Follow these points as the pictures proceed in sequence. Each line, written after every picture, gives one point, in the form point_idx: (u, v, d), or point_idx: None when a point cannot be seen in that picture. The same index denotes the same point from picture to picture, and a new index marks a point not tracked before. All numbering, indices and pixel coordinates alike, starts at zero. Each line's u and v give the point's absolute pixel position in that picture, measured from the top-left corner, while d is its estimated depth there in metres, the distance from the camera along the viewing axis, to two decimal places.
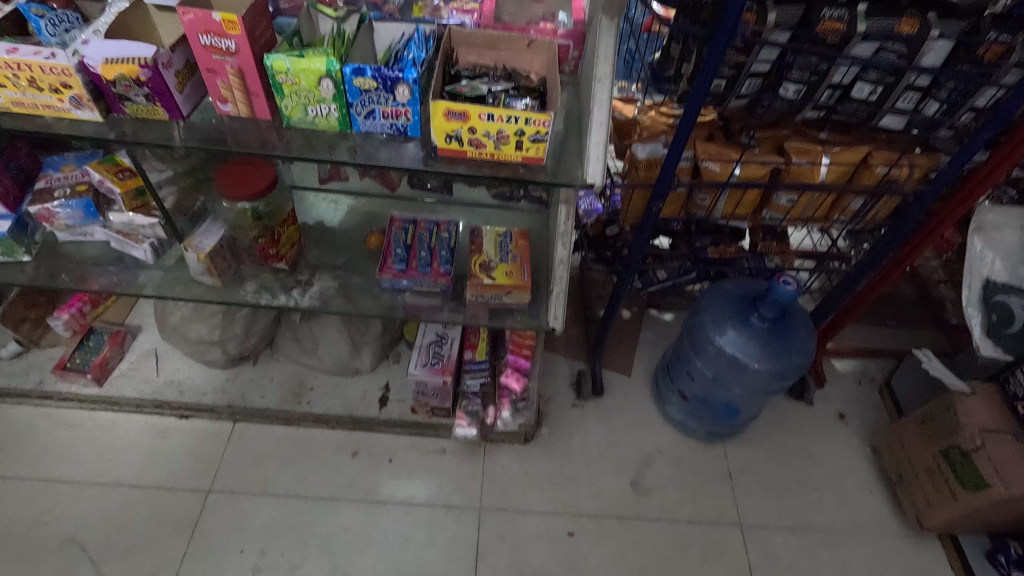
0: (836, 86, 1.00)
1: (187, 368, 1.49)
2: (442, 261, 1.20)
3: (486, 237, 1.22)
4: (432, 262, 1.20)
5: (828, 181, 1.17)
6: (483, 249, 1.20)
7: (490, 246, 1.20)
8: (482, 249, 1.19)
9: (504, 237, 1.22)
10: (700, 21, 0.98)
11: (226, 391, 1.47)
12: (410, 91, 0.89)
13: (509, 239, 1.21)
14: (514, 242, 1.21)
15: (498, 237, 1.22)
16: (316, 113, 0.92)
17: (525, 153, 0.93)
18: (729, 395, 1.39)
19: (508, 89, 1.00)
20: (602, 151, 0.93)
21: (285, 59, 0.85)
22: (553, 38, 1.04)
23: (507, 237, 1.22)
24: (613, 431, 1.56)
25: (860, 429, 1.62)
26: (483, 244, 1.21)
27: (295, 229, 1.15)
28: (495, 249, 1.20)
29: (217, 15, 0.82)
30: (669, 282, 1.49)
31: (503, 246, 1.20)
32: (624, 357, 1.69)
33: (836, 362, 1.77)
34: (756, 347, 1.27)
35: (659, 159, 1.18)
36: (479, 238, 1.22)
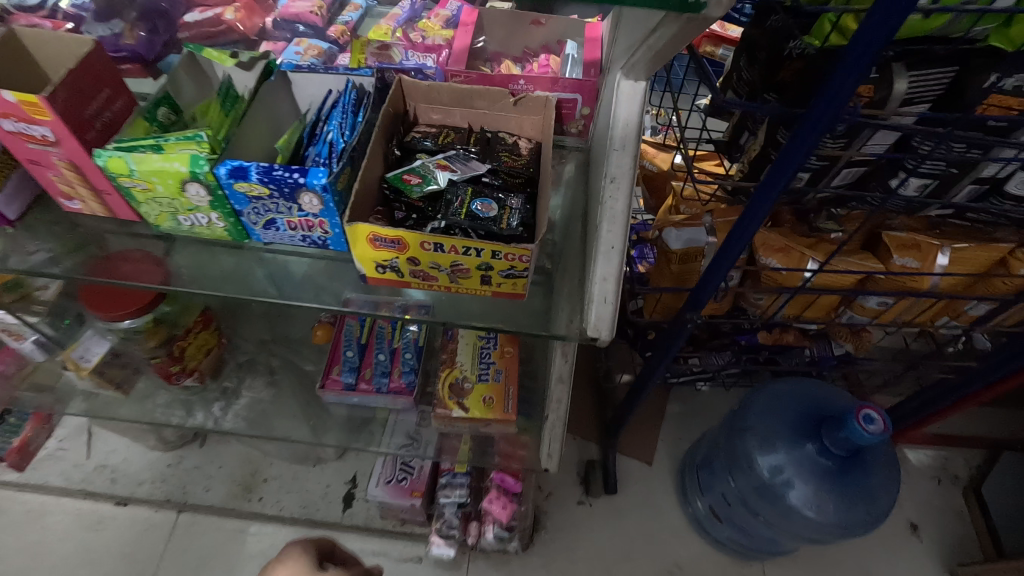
0: (983, 179, 0.65)
1: (125, 449, 1.28)
2: (405, 373, 0.93)
3: (462, 343, 0.93)
4: (391, 375, 0.93)
5: (941, 289, 0.84)
6: (456, 360, 0.92)
7: (465, 356, 0.92)
8: (455, 361, 0.92)
9: (486, 344, 0.93)
10: (776, 78, 0.64)
11: (165, 481, 1.25)
12: (321, 200, 0.59)
13: (491, 347, 0.93)
14: (498, 349, 0.93)
15: (477, 342, 0.93)
16: (192, 223, 0.64)
17: (497, 287, 0.63)
18: (771, 530, 1.10)
19: (484, 176, 0.69)
20: (614, 291, 0.61)
21: (125, 158, 0.56)
22: (551, 90, 0.72)
23: (490, 342, 0.93)
24: (626, 539, 1.28)
25: (940, 547, 1.29)
26: (457, 353, 0.93)
27: (210, 334, 0.88)
28: (472, 360, 0.92)
29: (11, 94, 0.53)
30: (706, 374, 1.17)
31: (483, 355, 0.92)
32: (644, 440, 1.39)
33: (909, 452, 1.41)
34: (814, 489, 0.96)
35: (699, 250, 0.86)
36: (453, 343, 0.94)
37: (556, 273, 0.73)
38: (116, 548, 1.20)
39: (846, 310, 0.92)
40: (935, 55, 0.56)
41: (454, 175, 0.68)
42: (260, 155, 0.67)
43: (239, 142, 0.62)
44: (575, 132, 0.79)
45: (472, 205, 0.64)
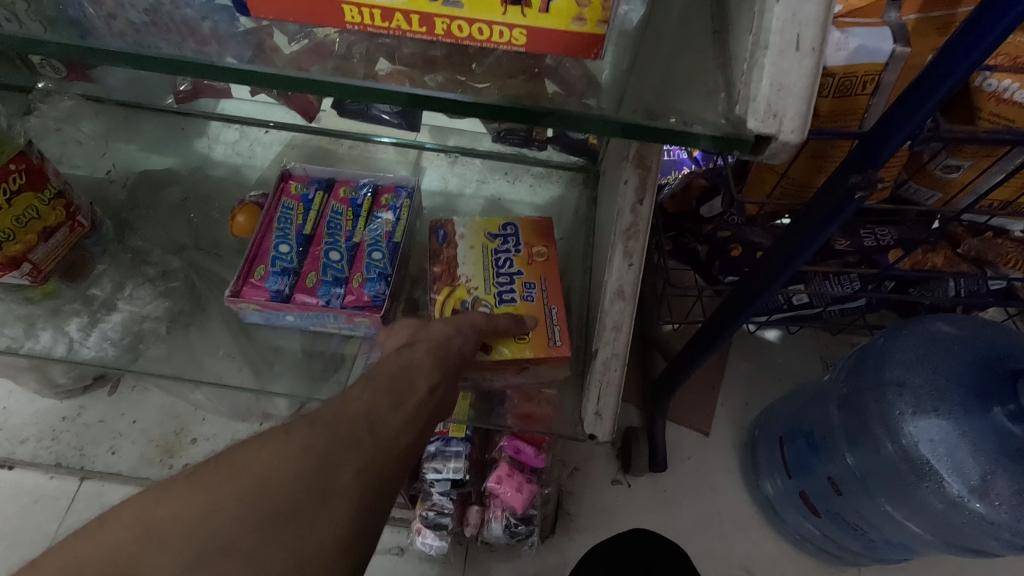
0: None
1: (7, 397, 0.96)
2: (372, 281, 0.58)
3: (467, 249, 0.61)
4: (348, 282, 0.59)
5: None
6: (458, 275, 0.59)
7: (474, 265, 0.60)
8: (457, 276, 0.59)
9: (504, 247, 0.61)
10: None
11: (57, 440, 0.93)
12: None
13: (511, 250, 0.61)
14: (522, 252, 0.61)
15: (489, 244, 0.62)
16: None
17: (533, 15, 0.31)
18: (905, 534, 0.76)
19: None
20: (817, 20, 0.26)
21: None
22: None
23: (509, 242, 0.62)
24: (678, 532, 0.96)
25: None
26: (458, 262, 0.60)
27: (48, 215, 0.55)
28: (485, 270, 0.60)
29: None
30: (810, 309, 0.83)
31: (501, 262, 0.60)
32: (700, 405, 1.06)
33: None
34: (1008, 477, 0.62)
35: (875, 68, 0.49)
36: (449, 249, 0.61)
37: (646, 67, 0.38)
38: None
39: None
40: None
41: None
42: None
43: None
44: None
45: None
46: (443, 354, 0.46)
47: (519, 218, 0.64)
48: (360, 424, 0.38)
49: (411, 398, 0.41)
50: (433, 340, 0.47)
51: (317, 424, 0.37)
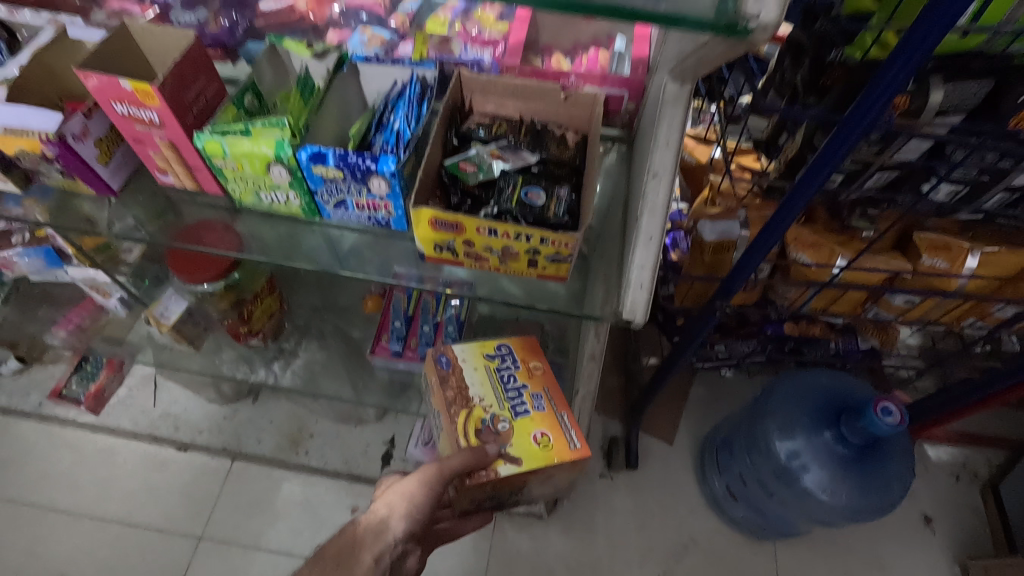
0: (1014, 188, 0.67)
1: (186, 400, 1.40)
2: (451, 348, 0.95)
3: (473, 371, 0.83)
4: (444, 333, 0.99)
5: (968, 291, 0.86)
6: (473, 396, 0.81)
7: (485, 388, 0.82)
8: (471, 398, 0.81)
9: (503, 364, 0.85)
10: (819, 89, 0.67)
11: (221, 431, 1.37)
12: (389, 185, 0.65)
13: (511, 367, 0.85)
14: (521, 368, 0.85)
15: (490, 364, 0.85)
16: (271, 200, 0.71)
17: (542, 271, 0.69)
18: (785, 512, 1.15)
19: (531, 167, 0.73)
20: (649, 279, 0.67)
21: (219, 140, 0.63)
22: (599, 88, 0.76)
23: (506, 361, 0.86)
24: (644, 510, 1.36)
25: (949, 540, 1.35)
26: (468, 385, 0.82)
27: (272, 300, 0.98)
28: (494, 390, 0.82)
29: (126, 82, 0.60)
30: (731, 360, 1.22)
31: (506, 380, 0.83)
32: (667, 421, 1.45)
33: (929, 448, 1.45)
34: (831, 475, 1.01)
35: (732, 242, 0.89)
36: (455, 374, 0.83)
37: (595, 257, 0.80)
38: (179, 487, 1.33)
39: (873, 306, 0.95)
40: (970, 69, 0.57)
41: (506, 165, 0.72)
42: (332, 142, 0.73)
43: (315, 128, 0.69)
44: (620, 125, 0.83)
45: (522, 194, 0.68)
46: (383, 529, 0.76)
47: (507, 339, 0.88)
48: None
49: (354, 565, 0.74)
50: (388, 514, 0.77)
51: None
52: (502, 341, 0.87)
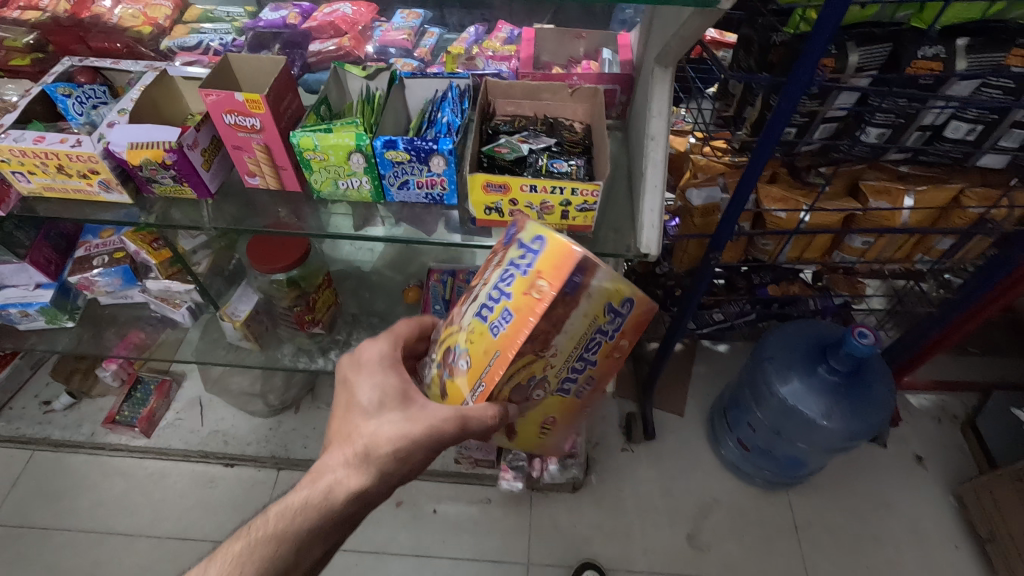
0: (926, 127, 0.87)
1: (231, 417, 1.49)
2: (524, 252, 0.62)
3: (580, 317, 0.61)
4: (521, 252, 0.62)
5: (912, 224, 1.05)
6: (551, 347, 0.62)
7: (569, 341, 0.63)
8: (545, 348, 0.62)
9: (608, 326, 0.64)
10: (768, 63, 0.86)
11: (269, 441, 1.46)
12: (446, 162, 0.82)
13: (606, 337, 0.65)
14: (613, 342, 0.66)
15: (602, 316, 0.62)
16: (347, 186, 0.87)
17: (572, 222, 0.85)
18: (793, 450, 1.29)
19: (551, 146, 0.91)
20: (658, 221, 0.84)
21: (312, 136, 0.79)
22: (597, 84, 0.96)
23: (612, 323, 0.64)
24: (666, 477, 1.47)
25: (942, 475, 1.48)
26: (559, 332, 0.61)
27: (331, 293, 1.11)
28: (573, 351, 0.64)
29: (240, 95, 0.77)
30: (727, 323, 1.39)
31: (593, 346, 0.65)
32: (676, 396, 1.59)
33: (911, 397, 1.61)
34: (826, 402, 1.17)
35: (716, 205, 1.08)
36: (562, 304, 0.60)
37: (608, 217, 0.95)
38: (230, 500, 1.39)
39: (838, 251, 1.13)
40: (874, 35, 0.79)
41: (532, 146, 0.90)
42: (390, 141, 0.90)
43: (381, 127, 0.86)
44: (615, 116, 1.02)
45: (551, 165, 0.86)
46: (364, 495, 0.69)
47: (638, 293, 0.63)
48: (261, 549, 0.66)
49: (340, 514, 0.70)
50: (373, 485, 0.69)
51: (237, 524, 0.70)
52: (628, 298, 0.62)
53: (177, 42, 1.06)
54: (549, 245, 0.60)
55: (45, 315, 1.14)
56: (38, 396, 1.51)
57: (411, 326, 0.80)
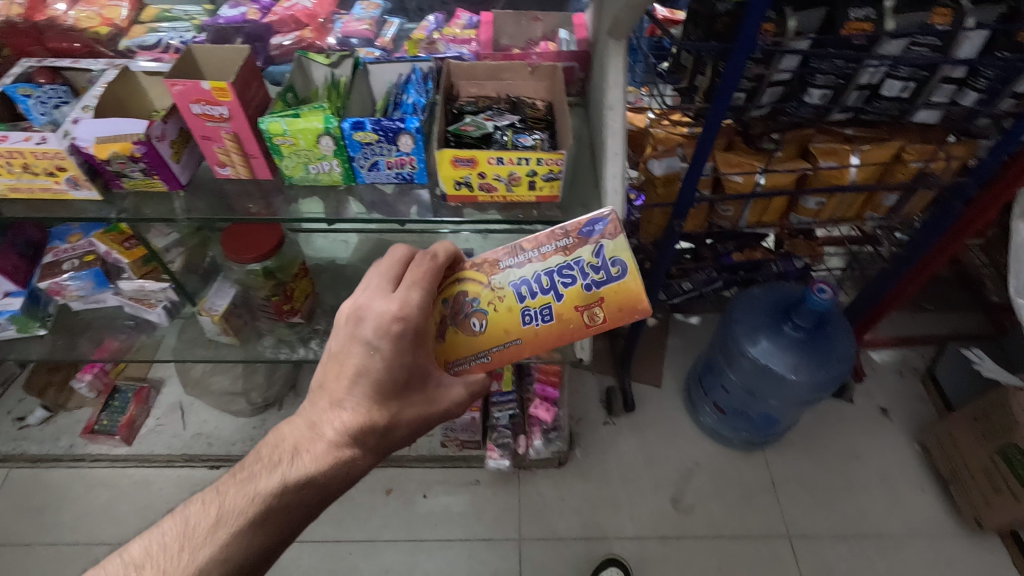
0: (864, 86, 0.93)
1: (214, 418, 1.49)
2: (602, 268, 0.73)
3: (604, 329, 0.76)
4: (599, 265, 0.74)
5: (859, 182, 1.11)
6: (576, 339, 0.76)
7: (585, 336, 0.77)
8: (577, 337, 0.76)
9: None
10: (714, 32, 0.91)
11: (254, 440, 1.45)
12: (414, 140, 0.84)
13: None
14: None
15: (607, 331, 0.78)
16: (317, 170, 0.89)
17: (539, 192, 0.89)
18: (766, 407, 1.35)
19: (515, 122, 0.94)
20: (620, 187, 0.88)
21: (281, 121, 0.81)
22: (555, 62, 1.00)
23: None
24: (648, 446, 1.52)
25: (906, 424, 1.56)
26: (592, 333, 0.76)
27: (308, 282, 1.12)
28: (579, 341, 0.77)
29: (206, 83, 0.78)
30: (696, 292, 1.43)
31: None
32: (653, 368, 1.64)
33: (873, 354, 1.69)
34: (792, 358, 1.22)
35: (677, 173, 1.13)
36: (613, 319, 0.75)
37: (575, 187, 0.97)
38: None
39: (794, 213, 1.19)
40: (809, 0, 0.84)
41: (496, 123, 0.93)
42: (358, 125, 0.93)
43: (348, 111, 0.88)
44: (574, 93, 1.06)
45: (516, 139, 0.90)
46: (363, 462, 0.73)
47: None
48: (275, 521, 0.68)
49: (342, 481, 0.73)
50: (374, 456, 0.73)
51: (237, 478, 0.69)
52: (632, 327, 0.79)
53: (136, 41, 1.06)
54: (627, 277, 0.74)
55: (16, 323, 1.13)
56: (11, 412, 1.48)
57: (438, 269, 0.73)
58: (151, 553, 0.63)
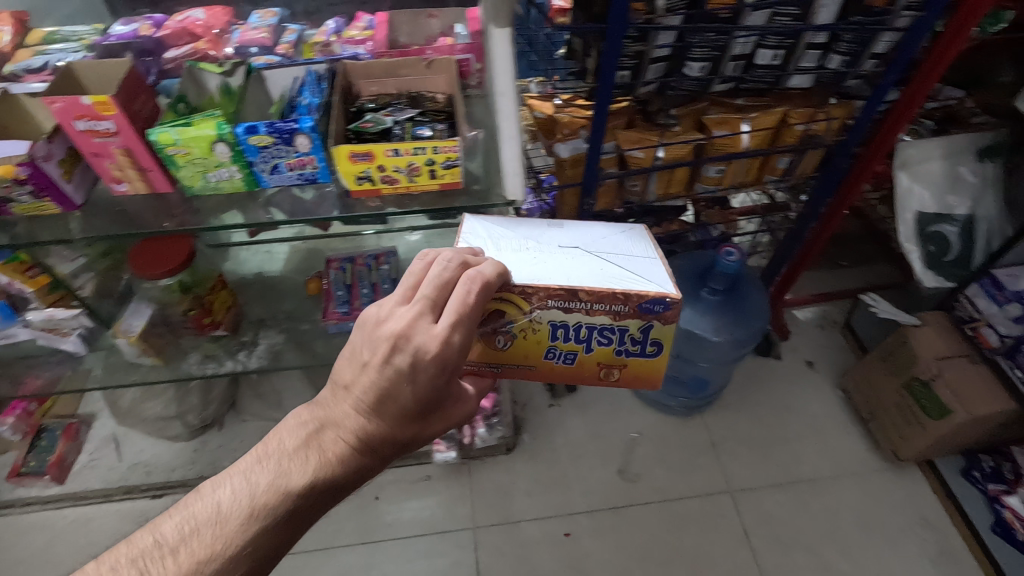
0: (738, 57, 1.00)
1: (152, 446, 1.45)
2: (640, 344, 0.82)
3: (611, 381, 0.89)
4: (638, 339, 0.82)
5: (752, 148, 1.18)
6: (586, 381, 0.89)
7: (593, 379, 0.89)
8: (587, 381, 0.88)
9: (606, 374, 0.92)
10: (594, 15, 0.95)
11: (195, 463, 1.42)
12: (310, 140, 0.85)
13: None
14: None
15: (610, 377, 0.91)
16: (217, 178, 0.89)
17: (441, 180, 0.91)
18: (696, 370, 1.42)
19: (415, 116, 0.96)
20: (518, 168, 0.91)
21: (171, 131, 0.80)
22: (451, 55, 1.02)
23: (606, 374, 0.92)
24: (593, 422, 1.56)
25: (830, 373, 1.66)
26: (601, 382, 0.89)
27: (227, 293, 1.13)
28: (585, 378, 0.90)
29: (86, 98, 0.77)
30: None
31: None
32: None
33: (797, 312, 1.79)
34: (711, 320, 1.29)
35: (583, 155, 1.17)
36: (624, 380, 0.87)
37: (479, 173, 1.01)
38: None
39: (698, 183, 1.26)
40: None
41: (395, 117, 0.95)
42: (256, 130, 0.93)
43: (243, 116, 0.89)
44: (475, 84, 1.09)
45: (414, 131, 0.92)
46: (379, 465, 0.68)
47: None
48: (302, 514, 0.64)
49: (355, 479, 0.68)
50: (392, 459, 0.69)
51: (266, 467, 0.64)
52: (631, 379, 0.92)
53: (21, 65, 1.03)
54: (654, 356, 0.84)
55: None
56: None
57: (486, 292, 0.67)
58: (185, 536, 0.60)
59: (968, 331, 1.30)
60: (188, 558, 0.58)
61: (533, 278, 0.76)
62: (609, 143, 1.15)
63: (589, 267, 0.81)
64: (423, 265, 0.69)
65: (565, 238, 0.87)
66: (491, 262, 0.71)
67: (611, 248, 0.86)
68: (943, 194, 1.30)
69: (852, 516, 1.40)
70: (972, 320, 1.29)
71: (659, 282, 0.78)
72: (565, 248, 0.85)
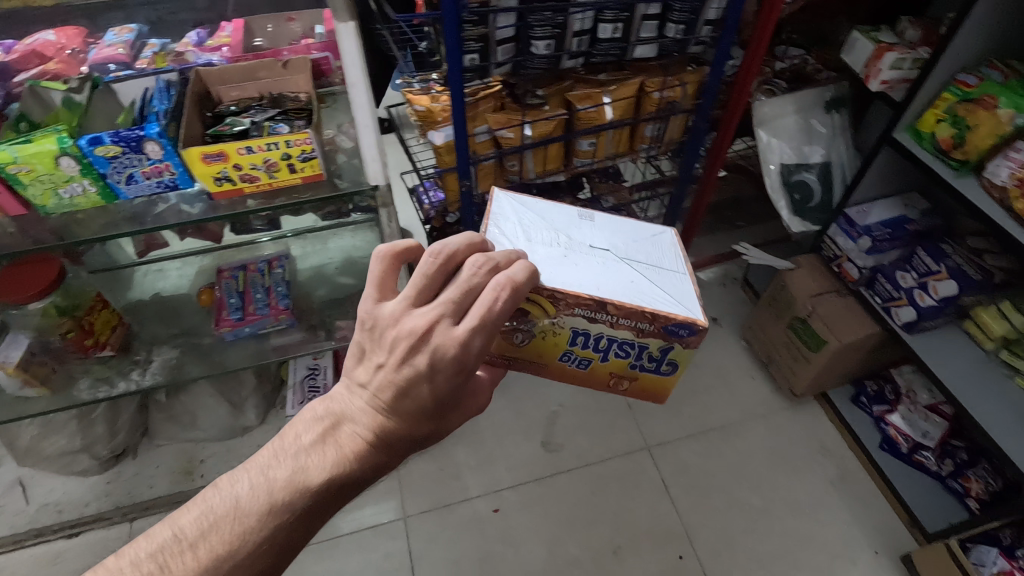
0: (580, 33, 1.07)
1: (62, 484, 1.40)
2: (655, 360, 0.87)
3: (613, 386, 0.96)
4: (655, 357, 0.86)
5: (617, 118, 1.25)
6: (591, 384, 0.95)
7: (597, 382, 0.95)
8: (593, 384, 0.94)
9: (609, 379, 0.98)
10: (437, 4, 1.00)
11: (110, 494, 1.39)
12: (161, 146, 0.86)
13: None
14: None
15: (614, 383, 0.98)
16: (71, 194, 0.89)
17: (302, 173, 0.94)
18: None
19: (274, 115, 0.98)
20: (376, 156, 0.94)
21: (7, 148, 0.79)
22: (307, 54, 1.05)
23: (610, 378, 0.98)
24: (515, 400, 1.61)
25: (734, 326, 1.76)
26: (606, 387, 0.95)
27: (109, 312, 1.13)
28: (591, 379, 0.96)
29: None
30: None
31: None
32: None
33: (701, 274, 1.89)
34: None
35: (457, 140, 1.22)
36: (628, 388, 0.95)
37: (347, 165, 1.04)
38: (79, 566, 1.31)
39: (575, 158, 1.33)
40: None
41: (252, 118, 0.96)
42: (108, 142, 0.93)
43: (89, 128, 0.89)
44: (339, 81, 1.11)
45: (271, 129, 0.94)
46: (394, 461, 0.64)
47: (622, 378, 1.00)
48: (321, 509, 0.60)
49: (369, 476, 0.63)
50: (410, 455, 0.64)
51: (282, 460, 0.60)
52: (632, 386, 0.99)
53: None
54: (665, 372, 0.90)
55: None
56: None
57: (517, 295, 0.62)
58: (204, 531, 0.56)
59: (833, 268, 1.41)
60: (206, 555, 0.55)
61: (563, 284, 0.77)
62: (481, 126, 1.20)
63: (621, 276, 0.82)
64: (441, 262, 0.63)
65: (597, 239, 0.88)
66: (521, 263, 0.66)
67: (644, 257, 0.87)
68: (800, 145, 1.42)
69: (761, 454, 1.50)
70: (833, 259, 1.40)
71: (688, 306, 0.80)
72: (598, 249, 0.86)
